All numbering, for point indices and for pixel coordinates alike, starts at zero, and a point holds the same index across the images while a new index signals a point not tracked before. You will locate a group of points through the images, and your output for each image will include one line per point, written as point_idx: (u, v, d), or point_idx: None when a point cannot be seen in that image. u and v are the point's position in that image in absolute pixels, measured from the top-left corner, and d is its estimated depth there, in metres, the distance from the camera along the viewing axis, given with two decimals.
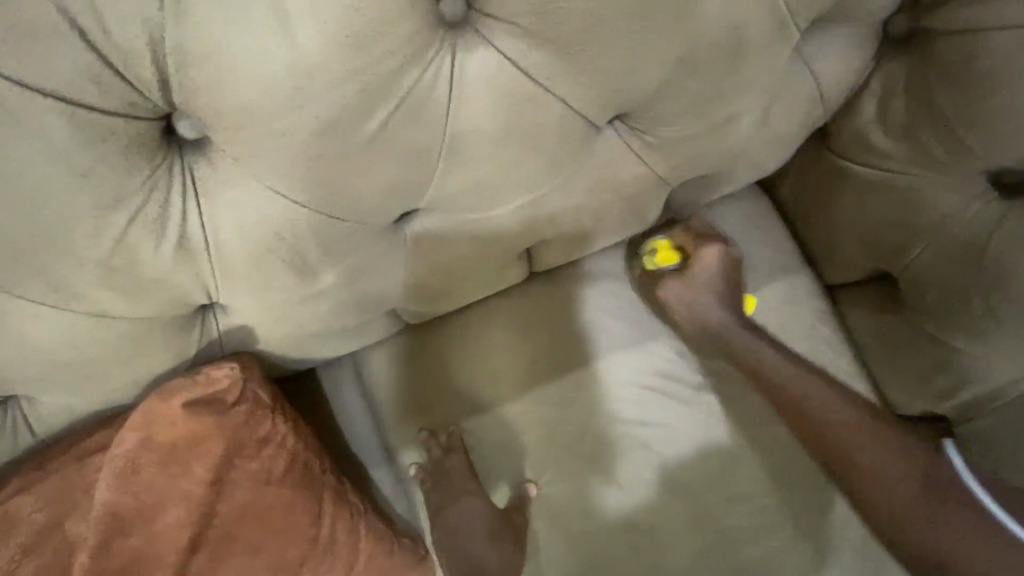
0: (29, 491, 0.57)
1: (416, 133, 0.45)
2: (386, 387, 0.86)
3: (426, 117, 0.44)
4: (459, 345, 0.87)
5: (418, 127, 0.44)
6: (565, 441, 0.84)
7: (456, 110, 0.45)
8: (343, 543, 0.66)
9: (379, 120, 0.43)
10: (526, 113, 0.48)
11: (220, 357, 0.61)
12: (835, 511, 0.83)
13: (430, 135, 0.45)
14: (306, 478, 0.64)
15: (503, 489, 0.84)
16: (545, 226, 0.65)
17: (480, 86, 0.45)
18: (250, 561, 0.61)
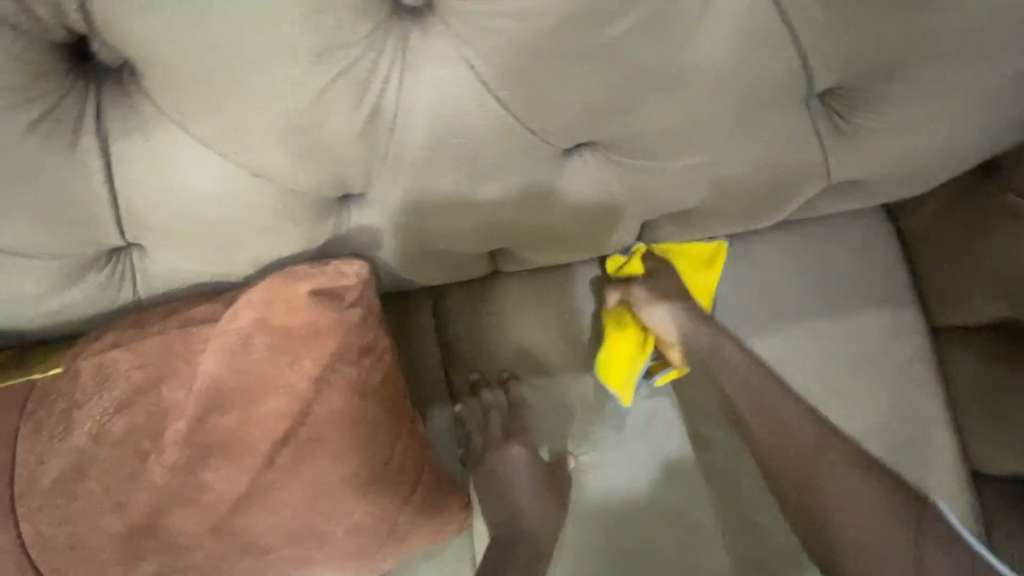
0: (128, 347, 0.54)
1: (648, 52, 0.42)
2: (463, 330, 0.86)
3: (665, 37, 0.42)
4: (543, 301, 0.85)
5: (653, 45, 0.42)
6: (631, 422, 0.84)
7: (695, 38, 0.42)
8: (411, 472, 0.65)
9: (624, 27, 0.40)
10: (757, 62, 0.45)
11: (341, 254, 0.58)
12: None
13: (662, 57, 0.43)
14: (393, 399, 0.63)
15: (550, 431, 0.84)
16: (696, 196, 0.62)
17: (730, 14, 0.42)
18: (329, 469, 0.59)
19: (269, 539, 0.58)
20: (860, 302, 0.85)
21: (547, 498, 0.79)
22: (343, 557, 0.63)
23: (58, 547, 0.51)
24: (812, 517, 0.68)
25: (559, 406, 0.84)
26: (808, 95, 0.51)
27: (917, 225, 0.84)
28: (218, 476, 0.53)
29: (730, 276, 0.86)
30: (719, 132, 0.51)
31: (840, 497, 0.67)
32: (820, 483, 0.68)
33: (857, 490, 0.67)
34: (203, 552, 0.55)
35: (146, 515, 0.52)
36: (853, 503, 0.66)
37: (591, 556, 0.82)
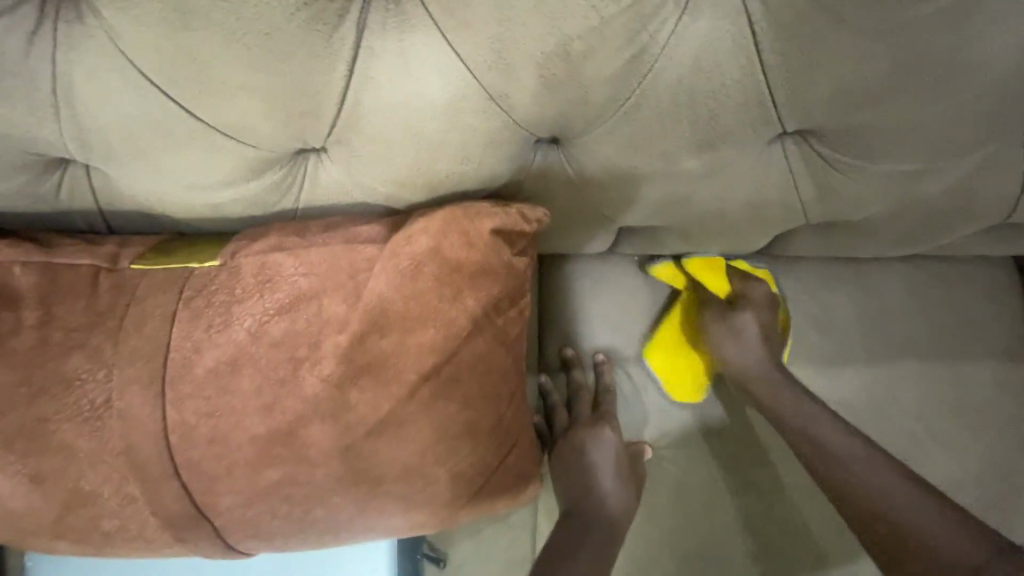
0: (292, 252, 0.53)
1: (916, 41, 0.43)
2: (565, 302, 0.85)
3: (939, 28, 0.42)
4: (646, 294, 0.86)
5: (923, 36, 0.43)
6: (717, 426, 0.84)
7: (965, 39, 0.43)
8: (518, 432, 0.65)
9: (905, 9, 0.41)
10: (1012, 70, 0.45)
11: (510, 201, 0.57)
12: None
13: (925, 50, 0.43)
14: (520, 356, 0.62)
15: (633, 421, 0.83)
16: (873, 208, 0.60)
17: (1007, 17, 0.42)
18: (456, 412, 0.58)
19: (384, 472, 0.58)
20: (974, 351, 0.84)
21: None
22: (440, 504, 0.63)
23: (197, 438, 0.50)
24: (877, 526, 0.62)
25: (647, 398, 0.84)
26: None
27: None
28: (363, 398, 0.52)
29: (846, 303, 0.84)
30: (939, 140, 0.50)
31: (898, 501, 0.62)
32: (885, 498, 0.63)
33: (888, 475, 0.64)
34: (325, 471, 0.55)
35: (288, 423, 0.51)
36: (909, 502, 0.62)
37: (658, 550, 0.81)
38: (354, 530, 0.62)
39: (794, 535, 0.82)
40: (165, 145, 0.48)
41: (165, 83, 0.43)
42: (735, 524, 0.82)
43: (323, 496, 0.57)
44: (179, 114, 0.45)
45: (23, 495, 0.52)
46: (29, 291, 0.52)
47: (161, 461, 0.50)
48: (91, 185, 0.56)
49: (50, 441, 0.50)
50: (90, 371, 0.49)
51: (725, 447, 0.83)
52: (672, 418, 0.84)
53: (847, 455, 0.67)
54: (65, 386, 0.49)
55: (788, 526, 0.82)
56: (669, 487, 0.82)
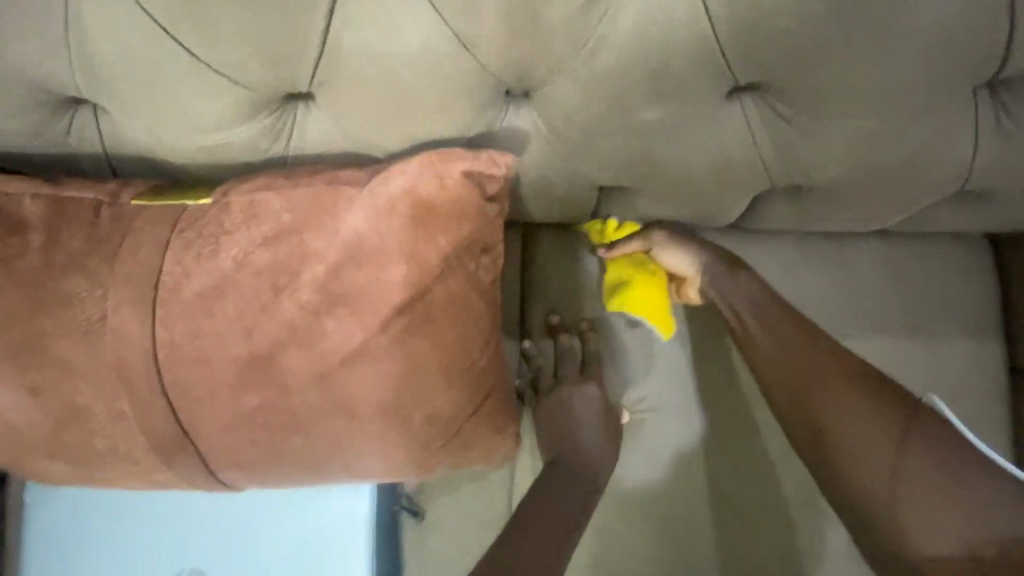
0: (278, 192, 0.57)
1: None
2: (548, 270, 0.87)
3: None
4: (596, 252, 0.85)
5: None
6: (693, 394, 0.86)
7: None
8: (489, 382, 0.69)
9: None
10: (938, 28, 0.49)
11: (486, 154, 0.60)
12: None
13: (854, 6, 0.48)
14: (493, 304, 0.66)
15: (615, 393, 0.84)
16: (833, 171, 0.62)
17: None
18: (428, 351, 0.61)
19: (359, 406, 0.61)
20: (946, 329, 0.85)
21: (604, 448, 0.80)
22: (413, 444, 0.66)
23: (183, 358, 0.54)
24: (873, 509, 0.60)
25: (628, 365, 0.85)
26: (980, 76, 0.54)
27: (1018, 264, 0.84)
28: (338, 327, 0.56)
29: (820, 276, 0.87)
30: (883, 96, 0.54)
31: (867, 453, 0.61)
32: (862, 453, 0.61)
33: (860, 416, 0.62)
34: (303, 399, 0.58)
35: (267, 347, 0.55)
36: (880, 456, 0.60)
37: (631, 514, 0.83)
38: (332, 465, 0.65)
39: (766, 506, 0.82)
40: (167, 84, 0.53)
41: (168, 23, 0.49)
42: (710, 492, 0.82)
43: (300, 426, 0.60)
44: (180, 54, 0.50)
45: (24, 409, 0.56)
46: (35, 219, 0.56)
47: (150, 378, 0.55)
48: (97, 129, 0.60)
49: (51, 355, 0.54)
50: (89, 290, 0.54)
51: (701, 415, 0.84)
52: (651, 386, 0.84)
53: (832, 393, 0.65)
54: (67, 303, 0.54)
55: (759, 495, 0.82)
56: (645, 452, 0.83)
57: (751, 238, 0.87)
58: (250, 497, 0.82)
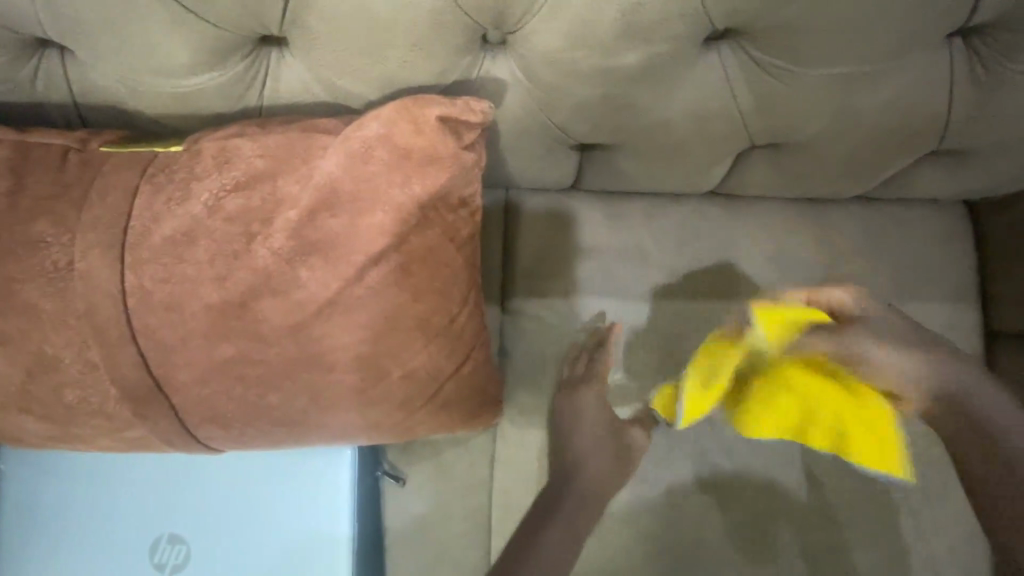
0: (251, 138, 0.56)
1: None
2: (532, 235, 0.90)
3: None
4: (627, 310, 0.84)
5: None
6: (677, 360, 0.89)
7: None
8: (468, 339, 0.69)
9: None
10: None
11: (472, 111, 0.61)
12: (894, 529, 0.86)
13: None
14: (471, 259, 0.66)
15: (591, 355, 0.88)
16: (805, 122, 0.64)
17: None
18: (406, 303, 0.61)
19: (336, 359, 0.60)
20: (925, 292, 0.86)
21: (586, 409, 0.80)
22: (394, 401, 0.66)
23: (153, 305, 0.53)
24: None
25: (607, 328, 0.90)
26: (950, 23, 0.55)
27: (994, 226, 0.85)
28: (312, 276, 0.55)
29: (801, 241, 0.88)
30: (855, 42, 0.55)
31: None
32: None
33: None
34: (280, 351, 0.58)
35: (239, 295, 0.54)
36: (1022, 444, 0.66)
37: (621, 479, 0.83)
38: (311, 422, 0.65)
39: (737, 465, 0.87)
40: (136, 22, 0.52)
41: None
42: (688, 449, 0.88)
43: (278, 380, 0.60)
44: None
45: None
46: None
47: (119, 327, 0.54)
48: (64, 74, 0.58)
49: (17, 303, 0.53)
50: (55, 236, 0.53)
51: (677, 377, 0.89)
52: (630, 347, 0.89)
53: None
54: (32, 248, 0.53)
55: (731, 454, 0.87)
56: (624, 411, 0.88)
57: (730, 203, 0.89)
58: (233, 463, 0.83)
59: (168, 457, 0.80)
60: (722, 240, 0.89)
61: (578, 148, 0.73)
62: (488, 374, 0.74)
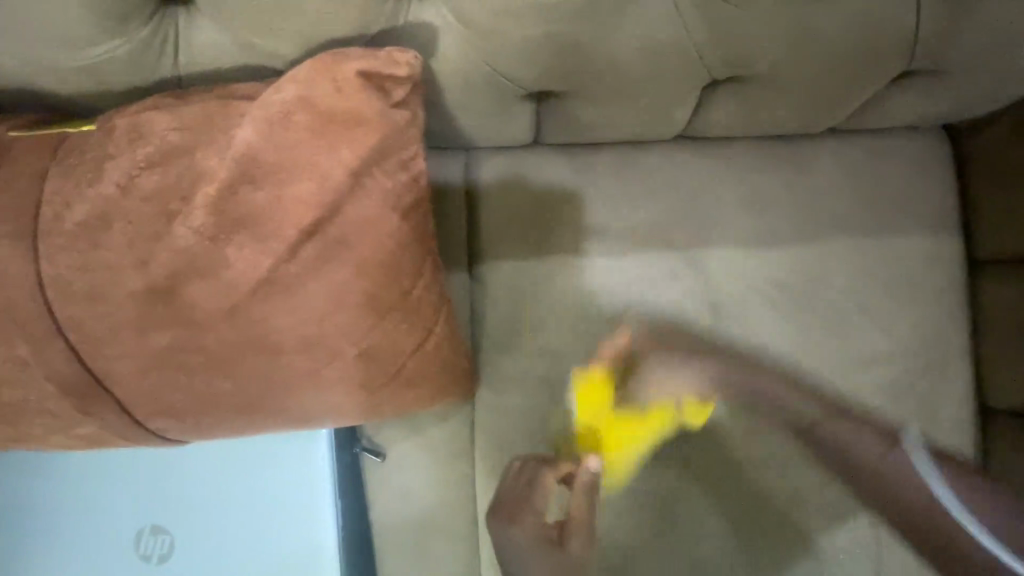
0: (162, 110, 0.52)
1: None
2: (495, 194, 0.86)
3: None
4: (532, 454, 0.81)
5: None
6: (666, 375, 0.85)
7: None
8: (427, 315, 0.68)
9: None
10: None
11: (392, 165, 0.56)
12: None
13: None
14: (421, 231, 0.62)
15: (566, 318, 0.86)
16: (766, 51, 0.61)
17: None
18: (350, 280, 0.58)
19: (283, 341, 0.58)
20: (903, 227, 0.85)
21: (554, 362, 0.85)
22: (356, 377, 0.65)
23: (74, 295, 0.51)
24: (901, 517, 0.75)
25: (583, 297, 0.85)
26: None
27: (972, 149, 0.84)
28: (241, 255, 0.52)
29: (775, 184, 0.85)
30: None
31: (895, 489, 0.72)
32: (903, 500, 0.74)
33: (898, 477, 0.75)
34: (219, 336, 0.55)
35: (165, 280, 0.51)
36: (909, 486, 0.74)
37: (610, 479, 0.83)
38: (270, 406, 0.63)
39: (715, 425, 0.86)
40: None
41: None
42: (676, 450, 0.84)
43: (224, 366, 0.58)
44: None
45: None
46: None
47: (43, 320, 0.51)
48: None
49: None
50: None
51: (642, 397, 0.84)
52: (615, 296, 0.86)
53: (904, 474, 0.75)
54: None
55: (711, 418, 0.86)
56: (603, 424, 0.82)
57: (706, 146, 0.86)
58: (208, 448, 0.81)
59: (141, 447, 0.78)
60: (702, 183, 0.86)
61: (530, 96, 0.69)
62: (450, 348, 0.73)
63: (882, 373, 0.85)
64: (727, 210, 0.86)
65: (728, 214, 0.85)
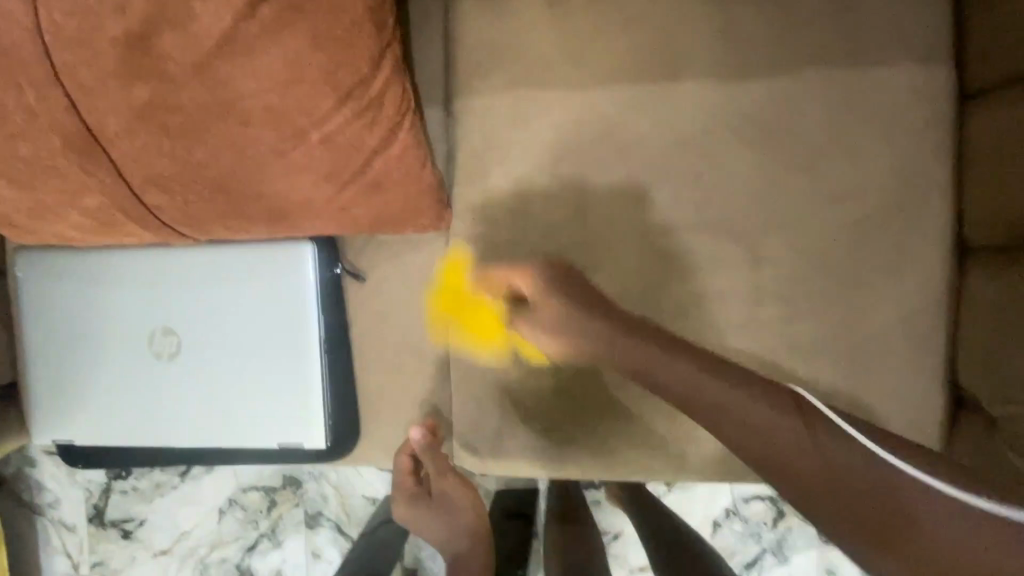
0: None
1: None
2: (471, 31, 0.89)
3: None
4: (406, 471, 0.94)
5: None
6: (637, 279, 0.87)
7: None
8: (389, 113, 0.71)
9: None
10: None
11: None
12: (859, 318, 0.83)
13: None
14: (379, 17, 0.66)
15: (536, 153, 0.88)
16: None
17: None
18: (306, 51, 0.63)
19: (247, 108, 0.65)
20: (888, 56, 0.81)
21: (516, 193, 0.89)
22: (318, 165, 0.71)
23: (67, 40, 0.60)
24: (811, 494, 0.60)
25: (564, 186, 0.88)
26: None
27: None
28: (205, 8, 0.59)
29: (751, 16, 0.84)
30: None
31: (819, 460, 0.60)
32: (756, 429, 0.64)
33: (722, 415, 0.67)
34: (190, 95, 0.63)
35: (140, 26, 0.60)
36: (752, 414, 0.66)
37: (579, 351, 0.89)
38: (245, 187, 0.71)
39: (687, 270, 0.86)
40: None
41: None
42: None
43: (198, 130, 0.66)
44: None
45: None
46: None
47: (43, 65, 0.61)
48: None
49: None
50: None
51: (616, 296, 0.88)
52: (617, 122, 0.87)
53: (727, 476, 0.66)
54: None
55: (678, 257, 0.86)
56: None
57: None
58: (196, 251, 0.90)
59: (141, 245, 0.89)
60: (679, 17, 0.85)
61: None
62: (412, 155, 0.75)
63: (854, 210, 0.83)
64: (702, 42, 0.85)
65: (702, 47, 0.85)
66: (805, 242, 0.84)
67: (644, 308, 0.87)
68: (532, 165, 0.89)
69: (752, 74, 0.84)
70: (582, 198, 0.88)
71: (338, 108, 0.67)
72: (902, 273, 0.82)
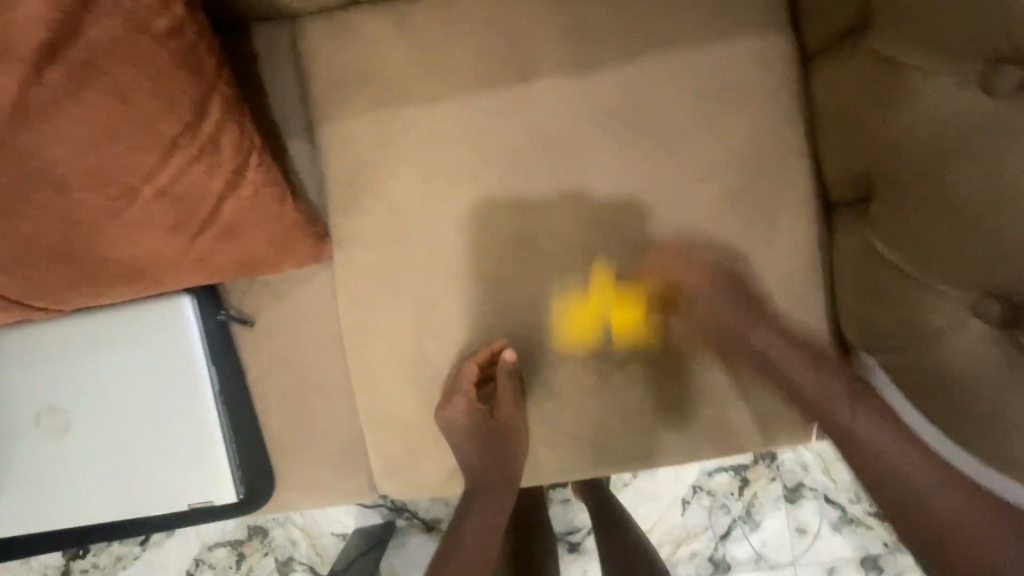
0: None
1: None
2: (319, 59, 0.88)
3: None
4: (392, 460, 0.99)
5: None
6: (527, 281, 0.87)
7: None
8: (229, 155, 0.69)
9: None
10: None
11: (156, 30, 0.61)
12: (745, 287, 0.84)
13: None
14: (192, 60, 0.64)
15: (407, 171, 0.87)
16: None
17: None
18: (115, 107, 0.61)
19: (64, 174, 0.62)
20: (726, 29, 0.83)
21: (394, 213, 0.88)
22: (161, 219, 0.68)
23: None
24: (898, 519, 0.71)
25: (440, 200, 0.87)
26: None
27: None
28: None
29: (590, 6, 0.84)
30: None
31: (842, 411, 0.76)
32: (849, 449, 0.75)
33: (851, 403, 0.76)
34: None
35: None
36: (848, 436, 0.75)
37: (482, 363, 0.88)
38: (87, 254, 0.68)
39: (575, 265, 0.86)
40: None
41: None
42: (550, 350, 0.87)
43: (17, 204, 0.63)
44: None
45: None
46: None
47: None
48: None
49: None
50: None
51: (511, 302, 0.87)
52: (482, 129, 0.86)
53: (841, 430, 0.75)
54: None
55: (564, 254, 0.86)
56: (477, 329, 0.88)
57: None
58: (64, 321, 0.87)
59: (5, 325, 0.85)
60: (521, 16, 0.85)
61: None
62: (270, 195, 0.73)
63: (721, 182, 0.84)
64: (548, 39, 0.85)
65: (548, 43, 0.85)
66: (680, 222, 0.84)
67: (538, 310, 0.87)
68: (405, 183, 0.88)
69: (601, 63, 0.85)
70: (465, 210, 0.87)
71: (169, 158, 0.65)
72: (777, 237, 0.83)
